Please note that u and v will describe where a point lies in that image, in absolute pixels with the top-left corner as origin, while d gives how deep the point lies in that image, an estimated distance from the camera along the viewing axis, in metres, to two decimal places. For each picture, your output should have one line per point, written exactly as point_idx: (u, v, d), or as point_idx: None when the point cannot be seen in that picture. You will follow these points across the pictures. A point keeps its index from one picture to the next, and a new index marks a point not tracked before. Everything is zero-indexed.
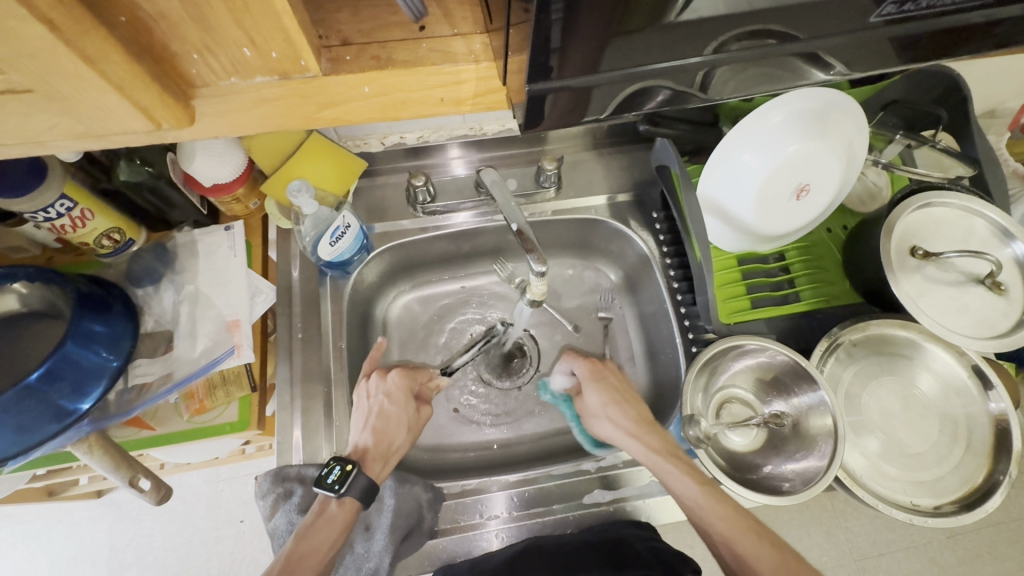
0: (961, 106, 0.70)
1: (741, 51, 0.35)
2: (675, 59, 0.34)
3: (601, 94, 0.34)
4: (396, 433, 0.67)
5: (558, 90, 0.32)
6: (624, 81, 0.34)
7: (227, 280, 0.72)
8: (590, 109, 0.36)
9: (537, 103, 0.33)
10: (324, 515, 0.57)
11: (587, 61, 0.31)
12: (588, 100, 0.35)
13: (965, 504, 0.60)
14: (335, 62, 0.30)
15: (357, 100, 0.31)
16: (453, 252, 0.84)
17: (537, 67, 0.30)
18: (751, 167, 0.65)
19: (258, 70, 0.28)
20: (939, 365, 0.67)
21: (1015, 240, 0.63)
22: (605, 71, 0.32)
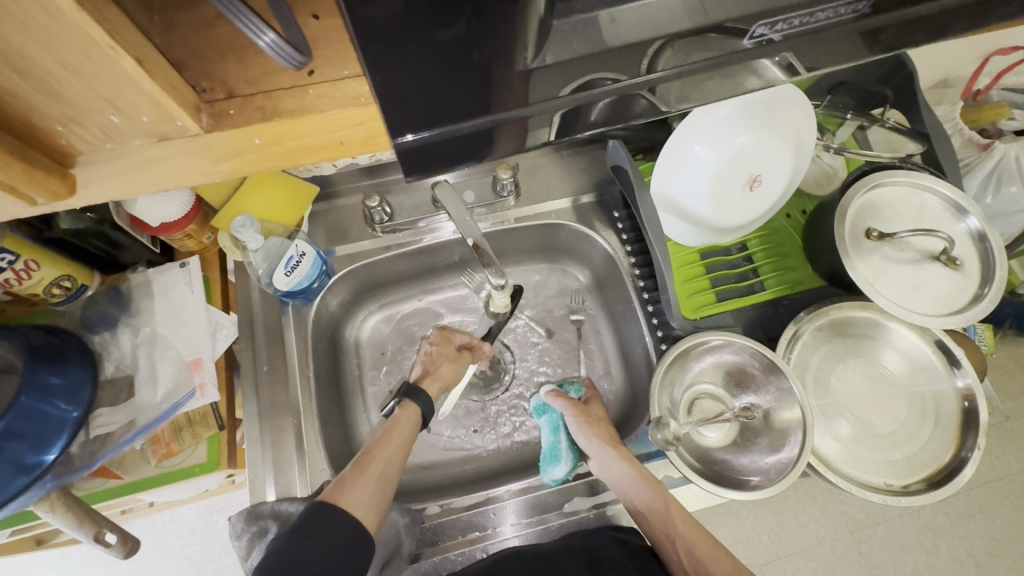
0: (906, 83, 0.70)
1: (663, 73, 0.32)
2: (577, 84, 0.31)
3: (512, 131, 0.32)
4: (441, 363, 0.74)
5: (473, 130, 0.31)
6: (542, 113, 0.32)
7: (185, 318, 0.71)
8: (527, 133, 0.34)
9: (439, 150, 0.31)
10: (393, 417, 0.66)
11: (479, 100, 0.29)
12: (515, 133, 0.33)
13: (933, 482, 0.61)
14: (218, 117, 0.28)
15: (250, 151, 0.30)
16: (419, 268, 0.84)
17: (424, 112, 0.29)
18: (702, 162, 0.64)
19: (133, 134, 0.28)
20: (904, 344, 0.67)
21: (967, 214, 0.64)
22: (529, 105, 0.31)
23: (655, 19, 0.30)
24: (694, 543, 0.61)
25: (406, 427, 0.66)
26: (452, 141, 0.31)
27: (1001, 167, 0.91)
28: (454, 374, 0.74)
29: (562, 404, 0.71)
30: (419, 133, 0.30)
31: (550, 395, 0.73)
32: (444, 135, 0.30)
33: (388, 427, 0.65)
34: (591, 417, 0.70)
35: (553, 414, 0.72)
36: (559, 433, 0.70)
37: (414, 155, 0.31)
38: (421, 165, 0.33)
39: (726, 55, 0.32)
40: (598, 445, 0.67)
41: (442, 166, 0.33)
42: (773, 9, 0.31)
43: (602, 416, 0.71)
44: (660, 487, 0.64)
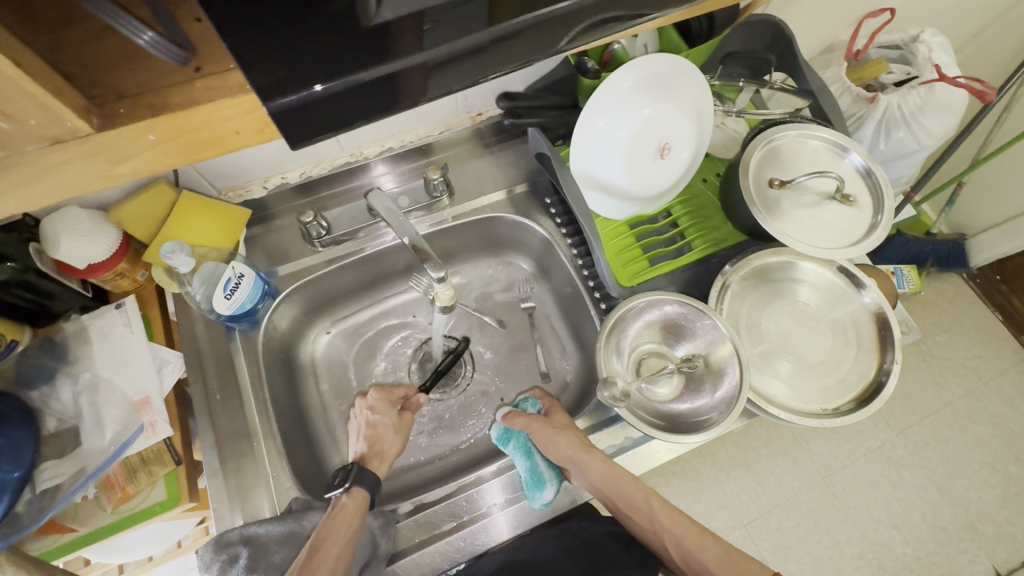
0: (788, 46, 0.78)
1: (558, 8, 0.33)
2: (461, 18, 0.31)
3: (414, 83, 0.33)
4: (389, 438, 0.72)
5: (369, 81, 0.31)
6: (447, 57, 0.32)
7: (129, 359, 0.69)
8: (433, 85, 0.34)
9: (342, 103, 0.32)
10: (339, 506, 0.63)
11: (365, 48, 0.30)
12: (419, 82, 0.33)
13: (864, 399, 0.67)
14: (109, 117, 0.30)
15: (147, 149, 0.32)
16: (365, 279, 0.85)
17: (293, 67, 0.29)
18: (613, 137, 0.69)
19: (24, 140, 0.28)
20: (819, 279, 0.73)
21: (848, 150, 0.71)
22: (430, 50, 0.31)
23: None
24: (681, 534, 0.64)
25: (351, 517, 0.62)
26: (336, 98, 0.31)
27: (887, 116, 1.01)
28: (397, 446, 0.72)
29: (523, 424, 0.71)
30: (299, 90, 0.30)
31: (510, 419, 0.72)
32: (334, 89, 0.30)
33: (334, 517, 0.61)
34: (558, 427, 0.70)
35: (520, 439, 0.70)
36: (534, 456, 0.68)
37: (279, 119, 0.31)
38: (295, 129, 0.32)
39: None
40: (571, 455, 0.67)
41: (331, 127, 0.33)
42: None
43: (567, 423, 0.72)
44: (641, 486, 0.67)
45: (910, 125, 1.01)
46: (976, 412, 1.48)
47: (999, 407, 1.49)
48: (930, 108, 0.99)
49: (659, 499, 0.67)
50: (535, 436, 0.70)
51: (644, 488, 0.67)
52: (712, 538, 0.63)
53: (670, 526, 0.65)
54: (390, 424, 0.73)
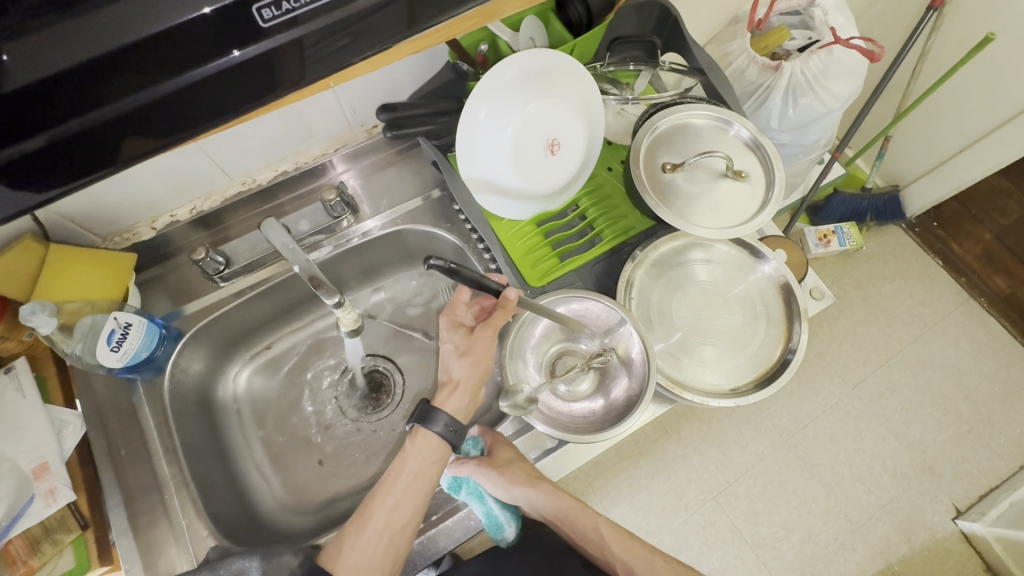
0: (676, 25, 0.78)
1: None
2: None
3: (293, 65, 0.31)
4: (457, 365, 0.66)
5: (247, 62, 0.29)
6: (317, 34, 0.30)
7: (21, 426, 0.66)
8: (313, 62, 0.31)
9: (218, 90, 0.30)
10: (403, 451, 0.62)
11: (228, 28, 0.28)
12: (300, 63, 0.31)
13: (774, 372, 0.68)
14: None
15: None
16: (279, 307, 0.82)
17: (155, 52, 0.27)
18: (499, 137, 0.67)
19: None
20: (722, 258, 0.74)
21: (732, 123, 0.71)
22: (303, 23, 0.29)
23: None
24: (632, 561, 0.68)
25: (416, 463, 0.62)
26: (209, 90, 0.29)
27: (793, 83, 1.01)
28: (461, 369, 0.65)
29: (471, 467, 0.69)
30: (167, 84, 0.28)
31: (456, 467, 0.69)
32: (207, 75, 0.28)
33: (395, 465, 0.62)
34: (501, 466, 0.68)
35: (470, 484, 0.69)
36: (488, 500, 0.69)
37: (169, 110, 0.29)
38: (173, 131, 0.30)
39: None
40: (523, 492, 0.67)
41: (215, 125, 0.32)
42: None
43: (511, 459, 0.69)
44: (589, 513, 0.71)
45: (815, 89, 1.01)
46: (925, 357, 1.52)
47: (945, 349, 1.54)
48: (832, 71, 1.00)
49: (610, 526, 0.70)
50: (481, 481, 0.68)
51: (596, 515, 0.71)
52: (661, 559, 0.68)
53: (624, 555, 0.68)
54: (464, 346, 0.66)
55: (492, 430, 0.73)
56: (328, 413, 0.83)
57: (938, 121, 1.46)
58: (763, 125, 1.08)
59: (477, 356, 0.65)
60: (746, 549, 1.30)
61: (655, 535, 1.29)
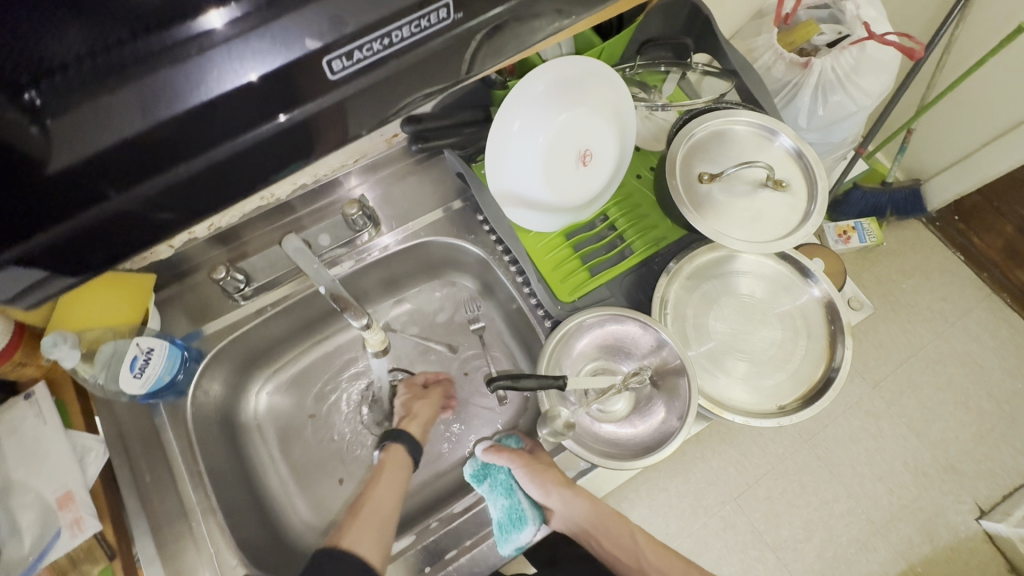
0: (707, 25, 0.75)
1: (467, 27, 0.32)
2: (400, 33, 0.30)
3: (355, 113, 0.32)
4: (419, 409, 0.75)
5: (289, 128, 0.30)
6: (366, 95, 0.31)
7: (44, 453, 0.64)
8: (355, 126, 0.33)
9: (260, 156, 0.30)
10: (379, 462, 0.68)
11: (303, 81, 0.29)
12: (342, 126, 0.32)
13: (816, 392, 0.66)
14: None
15: None
16: (300, 324, 0.80)
17: (212, 119, 0.28)
18: (529, 150, 0.64)
19: None
20: (763, 270, 0.71)
21: (775, 131, 0.68)
22: (354, 86, 0.30)
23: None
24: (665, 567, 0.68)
25: (395, 468, 0.67)
26: (252, 154, 0.30)
27: (823, 80, 0.97)
28: (429, 412, 0.75)
29: (507, 460, 0.64)
30: (211, 155, 0.29)
31: (491, 453, 0.65)
32: (251, 143, 0.29)
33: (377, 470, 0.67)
34: (539, 463, 0.65)
35: (500, 474, 0.65)
36: (517, 493, 0.64)
37: (216, 177, 0.30)
38: (207, 204, 0.31)
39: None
40: (561, 493, 0.64)
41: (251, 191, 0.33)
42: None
43: (550, 461, 0.67)
44: (624, 522, 0.69)
45: (846, 87, 0.98)
46: (947, 355, 1.49)
47: (968, 345, 1.51)
48: (863, 67, 0.96)
49: (642, 535, 0.69)
50: (518, 473, 0.64)
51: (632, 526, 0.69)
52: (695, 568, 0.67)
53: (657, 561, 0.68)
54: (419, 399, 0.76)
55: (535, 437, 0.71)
56: (353, 431, 0.80)
57: (963, 114, 1.41)
58: (791, 124, 1.04)
59: (431, 409, 0.76)
60: (767, 551, 1.28)
61: (675, 538, 1.27)
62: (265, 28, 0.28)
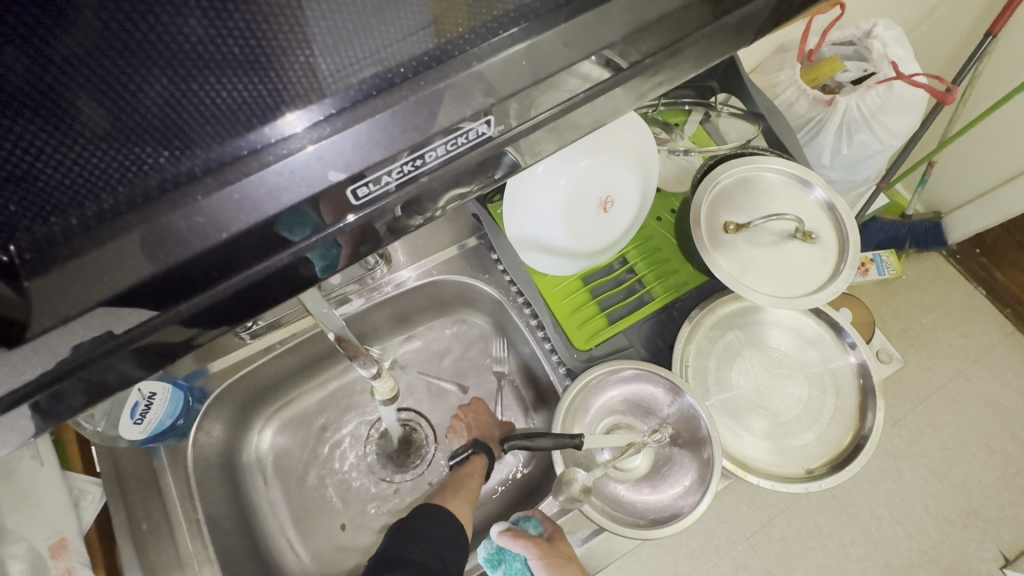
0: (733, 68, 0.73)
1: (498, 140, 0.34)
2: (430, 155, 0.32)
3: (381, 222, 0.34)
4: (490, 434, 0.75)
5: (315, 248, 0.32)
6: (393, 207, 0.33)
7: (37, 497, 0.61)
8: (378, 236, 0.36)
9: (286, 273, 0.33)
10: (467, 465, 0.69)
11: (334, 208, 0.31)
12: (364, 239, 0.35)
13: (845, 458, 0.62)
14: None
15: None
16: (307, 361, 0.78)
17: (243, 251, 0.30)
18: (549, 198, 0.62)
19: None
20: (789, 322, 0.69)
21: (807, 181, 0.66)
22: (381, 202, 0.32)
23: (485, 60, 0.32)
24: None
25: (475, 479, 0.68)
26: (277, 274, 0.33)
27: (847, 118, 0.95)
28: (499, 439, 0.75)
29: (524, 549, 0.59)
30: (238, 278, 0.31)
31: (507, 538, 0.59)
32: (277, 266, 0.32)
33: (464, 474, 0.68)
34: (560, 559, 0.59)
35: (513, 562, 0.61)
36: None
37: (245, 293, 0.33)
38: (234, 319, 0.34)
39: (547, 78, 0.33)
40: None
41: (279, 299, 0.36)
42: (580, 57, 0.34)
43: (570, 555, 0.61)
44: None
45: (871, 126, 0.95)
46: (969, 394, 1.44)
47: (990, 385, 1.46)
48: (890, 106, 0.94)
49: None
50: (535, 568, 0.58)
51: None
52: None
53: None
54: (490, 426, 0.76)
55: (554, 521, 0.65)
56: (357, 472, 0.78)
57: (986, 151, 1.38)
58: (814, 161, 1.01)
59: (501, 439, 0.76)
60: None
61: None
62: (281, 162, 0.28)
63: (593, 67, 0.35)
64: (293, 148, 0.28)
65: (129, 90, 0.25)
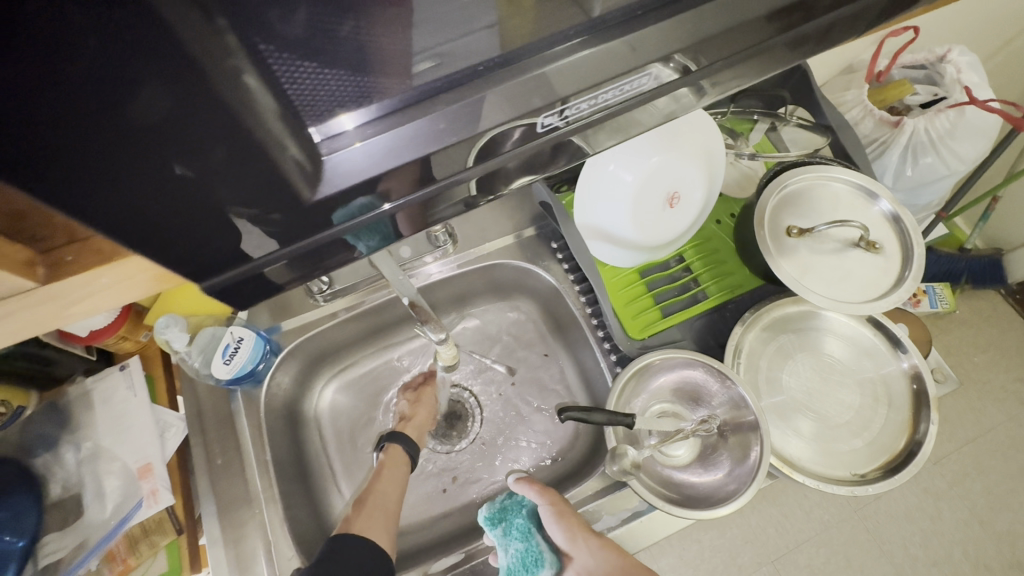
0: (803, 81, 0.75)
1: (565, 126, 0.38)
2: (482, 145, 0.36)
3: (436, 200, 0.39)
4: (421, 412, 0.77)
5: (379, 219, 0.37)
6: (456, 183, 0.38)
7: (129, 424, 0.68)
8: (435, 211, 0.40)
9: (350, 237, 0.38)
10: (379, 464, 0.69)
11: (399, 187, 0.35)
12: (421, 214, 0.40)
13: (894, 466, 0.63)
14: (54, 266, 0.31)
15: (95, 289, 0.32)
16: (370, 329, 0.83)
17: (309, 220, 0.34)
18: (615, 188, 0.66)
19: None
20: (844, 330, 0.70)
21: (874, 193, 0.67)
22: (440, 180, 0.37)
23: (550, 64, 0.35)
24: None
25: (394, 470, 0.69)
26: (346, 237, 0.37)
27: (913, 140, 0.95)
28: (427, 411, 0.77)
29: (536, 494, 0.65)
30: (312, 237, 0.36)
31: (520, 484, 0.66)
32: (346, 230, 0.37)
33: (377, 477, 0.67)
34: (566, 509, 0.64)
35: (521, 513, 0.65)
36: (533, 535, 0.63)
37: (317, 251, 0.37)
38: (303, 270, 0.40)
39: (623, 73, 0.37)
40: (583, 538, 0.62)
41: (344, 258, 0.40)
42: (665, 53, 0.38)
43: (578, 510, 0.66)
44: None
45: (938, 149, 0.95)
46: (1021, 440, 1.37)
47: None
48: (959, 131, 0.93)
49: None
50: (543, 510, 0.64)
51: None
52: None
53: None
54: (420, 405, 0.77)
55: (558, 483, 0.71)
56: None
57: None
58: None
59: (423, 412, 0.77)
60: None
61: None
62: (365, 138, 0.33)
63: (666, 70, 0.38)
64: (344, 142, 0.33)
65: (228, 82, 0.26)
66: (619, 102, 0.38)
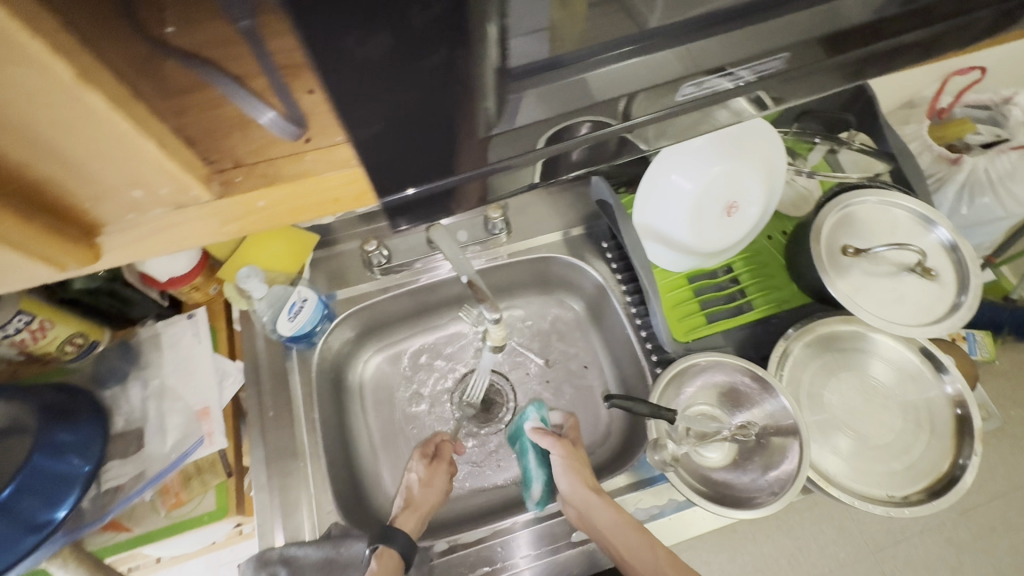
0: (868, 107, 0.77)
1: (630, 120, 0.37)
2: (544, 135, 0.36)
3: (496, 179, 0.38)
4: (430, 488, 0.72)
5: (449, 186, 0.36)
6: (521, 161, 0.37)
7: (193, 369, 0.73)
8: (493, 190, 0.40)
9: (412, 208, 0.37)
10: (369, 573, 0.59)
11: (467, 159, 0.35)
12: (479, 192, 0.39)
13: (931, 492, 0.63)
14: (228, 185, 0.33)
15: (255, 213, 0.35)
16: (418, 307, 0.86)
17: (378, 181, 0.34)
18: (678, 191, 0.68)
19: (153, 205, 0.33)
20: (890, 354, 0.70)
21: (932, 222, 0.67)
22: (502, 161, 0.36)
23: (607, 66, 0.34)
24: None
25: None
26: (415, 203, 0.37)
27: (972, 179, 0.94)
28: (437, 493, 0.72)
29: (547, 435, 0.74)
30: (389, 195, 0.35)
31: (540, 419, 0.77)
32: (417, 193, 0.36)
33: None
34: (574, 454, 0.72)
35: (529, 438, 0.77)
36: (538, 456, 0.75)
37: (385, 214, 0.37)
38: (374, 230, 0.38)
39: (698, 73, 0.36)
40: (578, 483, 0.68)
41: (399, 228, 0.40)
42: (753, 56, 0.37)
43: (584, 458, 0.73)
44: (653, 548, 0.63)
45: (997, 190, 0.94)
46: None
47: None
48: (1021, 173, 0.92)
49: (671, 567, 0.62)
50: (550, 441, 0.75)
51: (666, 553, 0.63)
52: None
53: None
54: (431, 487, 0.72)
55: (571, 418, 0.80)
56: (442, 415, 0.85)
57: None
58: None
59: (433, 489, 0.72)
60: None
61: None
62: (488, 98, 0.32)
63: (722, 80, 0.37)
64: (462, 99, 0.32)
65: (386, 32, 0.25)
66: (690, 101, 0.38)
